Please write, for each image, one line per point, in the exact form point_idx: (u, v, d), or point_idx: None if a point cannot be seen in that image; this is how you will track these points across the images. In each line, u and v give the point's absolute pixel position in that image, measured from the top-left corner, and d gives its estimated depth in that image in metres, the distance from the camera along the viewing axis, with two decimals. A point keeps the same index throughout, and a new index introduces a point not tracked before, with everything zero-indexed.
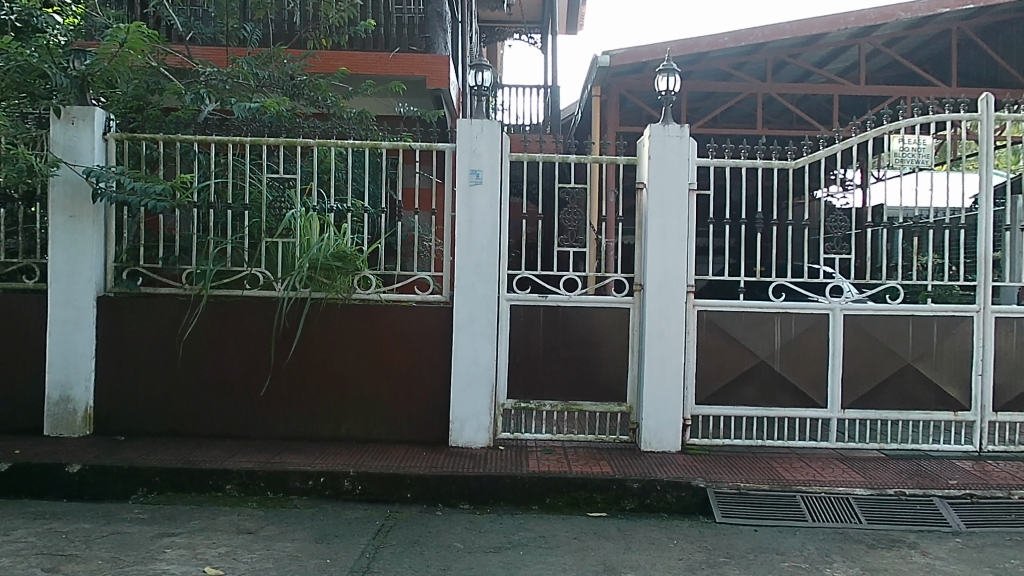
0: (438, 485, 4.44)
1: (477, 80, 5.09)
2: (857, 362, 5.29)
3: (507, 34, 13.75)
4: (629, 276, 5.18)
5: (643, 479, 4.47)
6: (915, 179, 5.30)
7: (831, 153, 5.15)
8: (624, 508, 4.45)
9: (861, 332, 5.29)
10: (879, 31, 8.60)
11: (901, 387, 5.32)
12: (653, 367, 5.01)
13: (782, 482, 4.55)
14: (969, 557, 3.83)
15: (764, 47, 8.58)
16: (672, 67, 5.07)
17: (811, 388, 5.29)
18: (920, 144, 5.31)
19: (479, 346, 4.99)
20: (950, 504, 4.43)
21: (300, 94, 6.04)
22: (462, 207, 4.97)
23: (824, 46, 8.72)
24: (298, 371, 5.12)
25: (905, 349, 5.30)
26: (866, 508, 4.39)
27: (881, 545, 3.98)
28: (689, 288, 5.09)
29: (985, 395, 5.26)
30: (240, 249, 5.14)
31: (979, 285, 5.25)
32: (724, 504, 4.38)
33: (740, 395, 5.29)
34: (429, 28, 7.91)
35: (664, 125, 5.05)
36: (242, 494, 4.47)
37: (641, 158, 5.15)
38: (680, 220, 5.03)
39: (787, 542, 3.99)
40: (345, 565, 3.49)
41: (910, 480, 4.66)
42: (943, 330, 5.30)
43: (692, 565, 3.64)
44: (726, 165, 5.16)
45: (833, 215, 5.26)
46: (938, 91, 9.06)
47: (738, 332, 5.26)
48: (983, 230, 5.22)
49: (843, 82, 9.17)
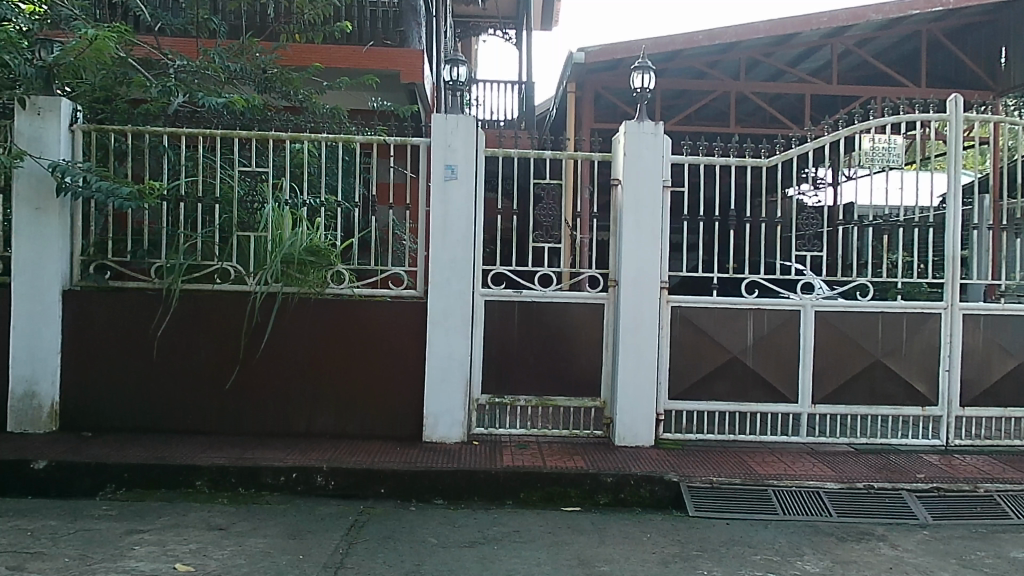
0: (412, 480, 4.42)
1: (452, 75, 5.04)
2: (827, 358, 5.37)
3: (481, 28, 13.67)
4: (603, 272, 5.18)
5: (618, 473, 4.49)
6: (885, 178, 5.43)
7: (803, 151, 5.22)
8: (599, 502, 4.46)
9: (832, 327, 5.36)
10: (851, 31, 8.69)
11: (870, 382, 5.40)
12: (626, 362, 5.03)
13: (753, 476, 4.61)
14: (936, 549, 3.90)
15: (737, 46, 8.67)
16: (647, 64, 5.09)
17: (782, 382, 5.35)
18: (891, 142, 5.43)
19: (453, 341, 4.98)
20: (917, 497, 4.51)
21: (271, 88, 6.02)
22: (437, 202, 4.94)
23: (797, 45, 8.80)
24: (270, 366, 5.07)
25: (874, 344, 5.38)
26: (836, 501, 4.46)
27: (849, 538, 4.04)
28: (664, 284, 5.12)
29: (951, 390, 5.37)
30: (210, 243, 5.06)
31: (947, 283, 5.37)
32: (697, 497, 4.41)
33: (712, 389, 5.33)
34: (403, 22, 7.87)
35: (638, 122, 5.06)
36: (213, 490, 4.41)
37: (616, 154, 5.14)
38: (655, 217, 5.05)
39: (760, 536, 4.02)
40: (319, 561, 3.46)
41: (879, 474, 4.74)
42: (912, 327, 5.39)
43: (665, 559, 3.67)
44: (701, 163, 5.19)
45: (804, 212, 5.34)
46: (909, 92, 9.18)
47: (711, 327, 5.30)
48: (953, 227, 5.36)
49: (815, 81, 9.25)
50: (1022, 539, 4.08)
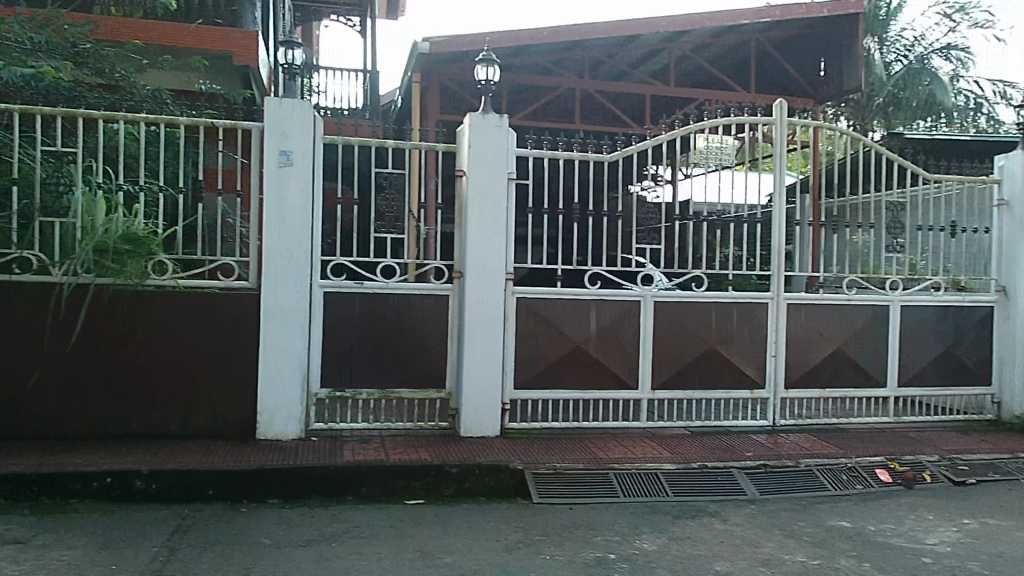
0: (245, 480, 4.20)
1: (287, 58, 4.84)
2: (666, 345, 5.60)
3: (324, 14, 13.34)
4: (448, 262, 5.14)
5: (463, 463, 4.47)
6: (717, 177, 5.71)
7: (642, 149, 5.44)
8: (443, 494, 4.42)
9: (670, 316, 5.61)
10: (687, 36, 9.13)
11: (705, 368, 5.69)
12: (470, 351, 5.02)
13: (596, 461, 4.73)
14: (762, 522, 4.14)
15: (581, 45, 8.89)
16: (490, 57, 5.11)
17: (624, 370, 5.52)
18: (722, 143, 5.82)
19: (290, 334, 4.79)
20: (746, 474, 4.80)
21: (83, 63, 5.55)
22: (271, 190, 4.74)
23: (639, 47, 9.21)
24: (81, 364, 4.67)
25: (709, 332, 5.67)
26: (673, 481, 4.64)
27: (684, 515, 4.22)
28: (508, 276, 5.15)
29: (778, 374, 5.78)
30: (8, 230, 4.61)
31: (774, 275, 5.78)
32: (541, 484, 4.48)
33: (557, 378, 5.41)
34: (235, 2, 7.63)
35: (483, 114, 5.07)
36: (12, 500, 4.01)
37: (460, 147, 5.13)
38: (499, 209, 5.08)
39: (599, 518, 4.13)
40: (137, 571, 3.22)
41: (713, 455, 4.99)
42: (743, 315, 5.73)
43: (509, 546, 3.68)
44: (544, 157, 5.27)
45: (645, 208, 5.58)
46: (739, 97, 9.76)
47: (555, 317, 5.38)
48: (778, 224, 5.77)
49: (655, 83, 9.67)
50: (834, 510, 4.42)
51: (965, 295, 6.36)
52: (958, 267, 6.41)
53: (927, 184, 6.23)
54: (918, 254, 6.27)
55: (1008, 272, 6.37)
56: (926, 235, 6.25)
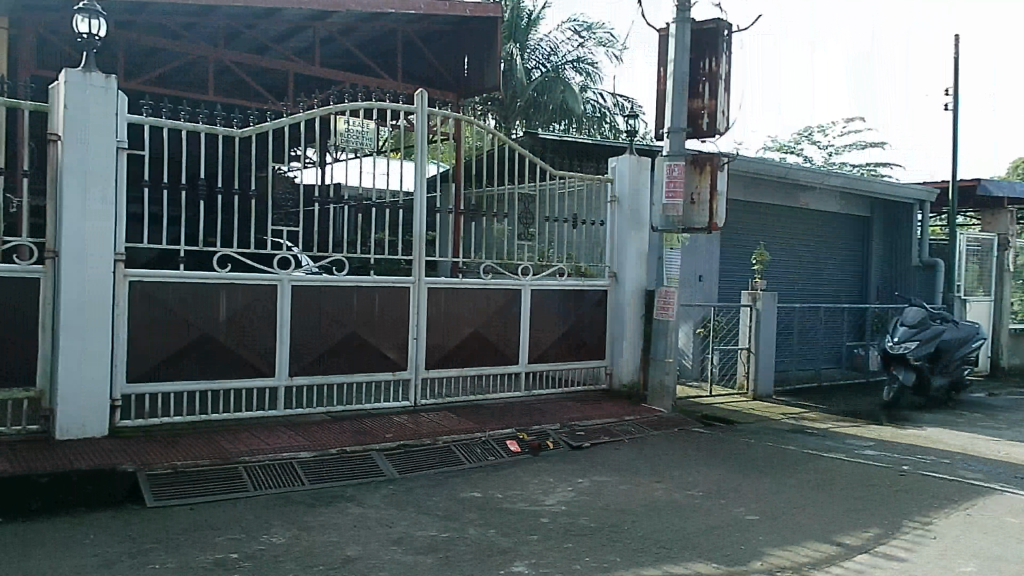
0: None
1: None
2: (302, 333, 5.82)
3: None
4: (41, 240, 4.82)
5: (55, 471, 4.31)
6: (361, 161, 6.10)
7: (277, 126, 5.39)
8: (30, 507, 4.17)
9: (308, 301, 5.84)
10: (332, 18, 8.98)
11: (344, 355, 6.06)
12: (68, 342, 4.76)
13: (222, 457, 4.88)
14: (397, 502, 4.77)
15: (214, 10, 8.19)
16: (92, 8, 4.81)
17: (258, 358, 5.61)
18: (362, 129, 6.19)
19: None
20: (385, 455, 5.54)
21: None
22: None
23: (278, 21, 8.76)
24: None
25: (349, 317, 6.06)
26: (309, 468, 5.09)
27: (318, 504, 4.63)
28: (117, 258, 4.98)
29: (419, 356, 6.45)
30: None
31: (414, 260, 6.40)
32: (155, 485, 4.50)
33: (177, 370, 5.30)
34: None
35: (84, 73, 4.81)
36: None
37: (54, 106, 4.83)
38: (107, 176, 4.88)
39: (215, 518, 4.22)
40: None
41: (353, 439, 5.61)
42: (383, 301, 6.23)
43: (108, 560, 3.57)
44: (165, 126, 4.97)
45: (285, 189, 5.75)
46: (383, 83, 9.87)
47: (173, 308, 5.25)
48: (418, 209, 6.32)
49: (298, 60, 9.32)
50: (437, 497, 4.94)
51: (584, 279, 7.72)
52: (579, 252, 7.73)
53: (554, 179, 7.50)
54: (546, 243, 7.48)
55: (618, 261, 7.84)
56: (552, 225, 7.50)
